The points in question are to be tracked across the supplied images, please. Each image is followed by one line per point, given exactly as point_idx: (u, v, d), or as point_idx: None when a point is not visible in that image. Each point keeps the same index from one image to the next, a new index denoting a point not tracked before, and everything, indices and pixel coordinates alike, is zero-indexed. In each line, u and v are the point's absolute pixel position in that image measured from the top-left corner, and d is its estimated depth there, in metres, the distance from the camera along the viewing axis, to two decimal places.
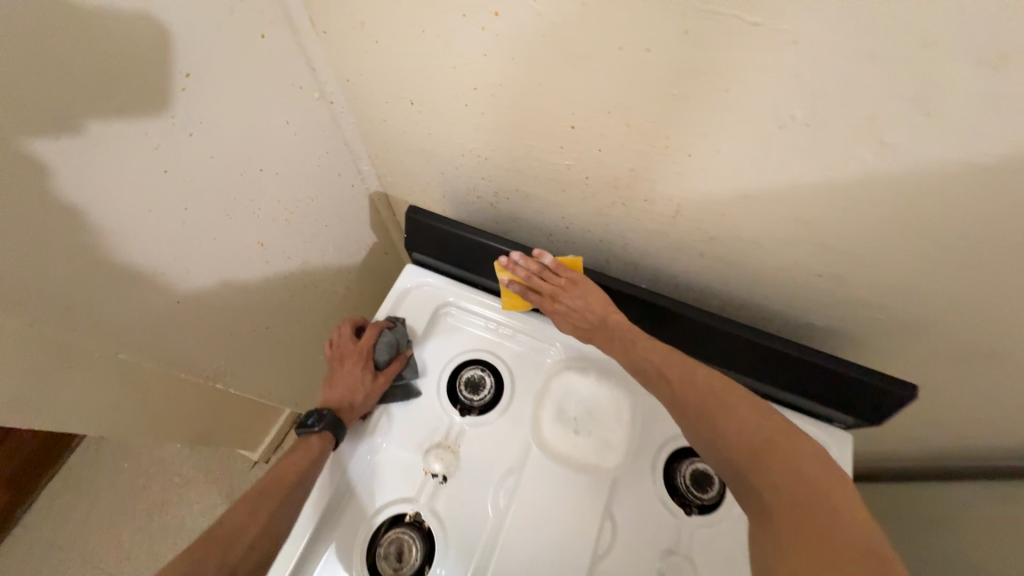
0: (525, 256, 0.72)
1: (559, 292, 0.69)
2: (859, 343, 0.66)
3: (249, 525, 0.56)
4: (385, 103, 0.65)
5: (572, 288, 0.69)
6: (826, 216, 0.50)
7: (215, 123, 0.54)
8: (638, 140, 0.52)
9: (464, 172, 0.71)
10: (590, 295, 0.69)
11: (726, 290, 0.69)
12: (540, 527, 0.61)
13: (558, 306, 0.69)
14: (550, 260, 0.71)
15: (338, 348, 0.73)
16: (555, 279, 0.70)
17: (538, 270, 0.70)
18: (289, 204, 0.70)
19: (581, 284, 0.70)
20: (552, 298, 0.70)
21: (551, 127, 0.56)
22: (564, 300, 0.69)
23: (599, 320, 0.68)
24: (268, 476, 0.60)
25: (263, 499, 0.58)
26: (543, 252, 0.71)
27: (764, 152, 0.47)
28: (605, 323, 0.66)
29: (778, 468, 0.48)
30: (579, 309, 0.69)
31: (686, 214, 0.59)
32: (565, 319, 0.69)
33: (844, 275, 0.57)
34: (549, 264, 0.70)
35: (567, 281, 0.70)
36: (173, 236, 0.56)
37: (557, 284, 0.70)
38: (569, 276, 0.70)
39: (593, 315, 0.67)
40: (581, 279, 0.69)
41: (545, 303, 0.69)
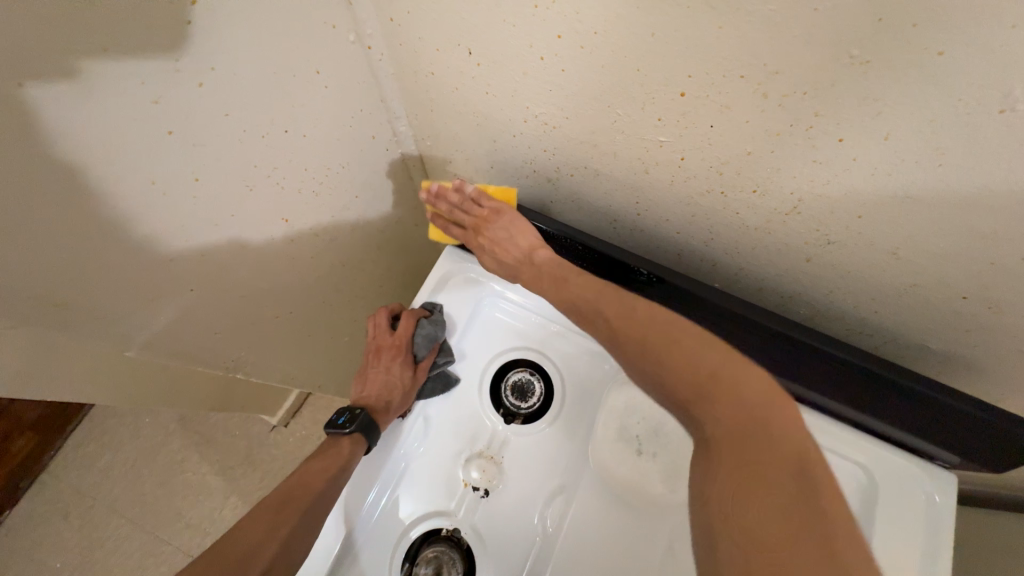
0: (443, 188, 0.66)
1: (482, 223, 0.64)
2: (983, 377, 0.56)
3: (268, 539, 0.51)
4: (436, 52, 0.53)
5: (496, 219, 0.63)
6: (1013, 231, 0.39)
7: (233, 71, 0.43)
8: (772, 117, 0.40)
9: (523, 142, 0.60)
10: (512, 224, 0.63)
11: (826, 301, 0.58)
12: (593, 553, 0.55)
13: (481, 239, 0.64)
14: (471, 189, 0.65)
15: (375, 339, 0.66)
16: (478, 210, 0.65)
17: (458, 201, 0.65)
18: (317, 173, 0.60)
19: (504, 213, 0.64)
20: (476, 231, 0.65)
21: (651, 93, 0.44)
22: (491, 233, 0.64)
23: (524, 253, 0.62)
24: (297, 476, 0.56)
25: (287, 509, 0.53)
26: (463, 182, 0.65)
27: (959, 144, 0.35)
28: (530, 259, 0.61)
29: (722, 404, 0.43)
30: (503, 241, 0.63)
31: (808, 213, 0.48)
32: (488, 253, 0.64)
33: (998, 301, 0.46)
34: (470, 194, 0.65)
35: (489, 211, 0.64)
36: (184, 214, 0.47)
37: (479, 214, 0.65)
38: (490, 204, 0.64)
39: (515, 248, 0.62)
40: (501, 209, 0.63)
41: (470, 235, 0.65)
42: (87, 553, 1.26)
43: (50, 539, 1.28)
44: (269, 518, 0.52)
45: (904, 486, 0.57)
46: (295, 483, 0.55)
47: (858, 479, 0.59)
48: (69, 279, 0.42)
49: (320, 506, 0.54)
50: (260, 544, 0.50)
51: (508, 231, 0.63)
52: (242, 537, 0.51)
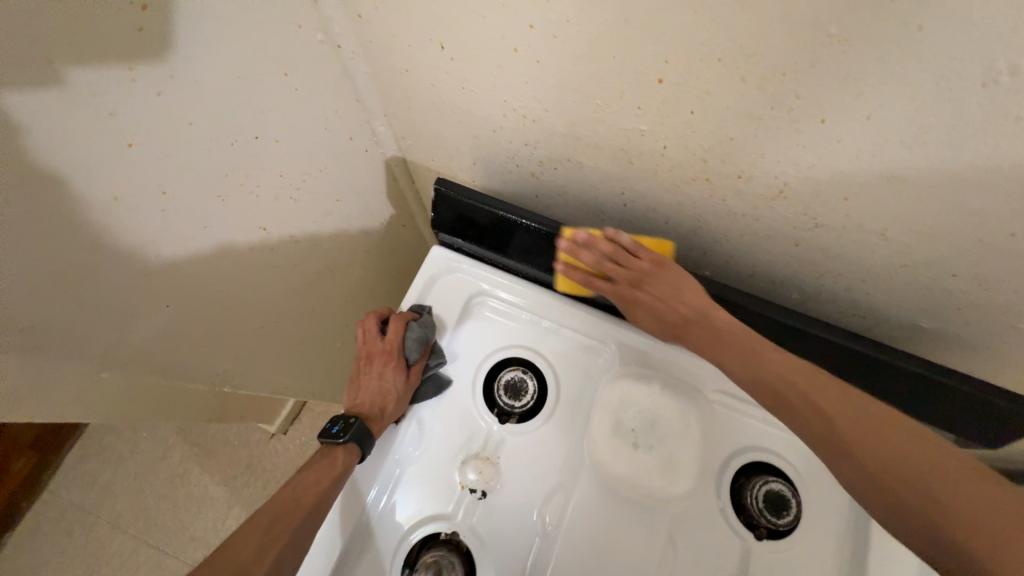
0: (594, 235, 0.61)
1: (642, 278, 0.59)
2: (974, 353, 0.56)
3: (259, 558, 0.48)
4: (408, 48, 0.51)
5: (659, 273, 0.59)
6: (1000, 207, 0.38)
7: (194, 79, 0.42)
8: (753, 100, 0.39)
9: (504, 137, 0.58)
10: (679, 281, 0.59)
11: (817, 284, 0.58)
12: (594, 547, 0.55)
13: (642, 294, 0.60)
14: (627, 239, 0.60)
15: (365, 346, 0.65)
16: (636, 263, 0.60)
17: (610, 251, 0.60)
18: (294, 178, 0.58)
19: (669, 268, 0.59)
20: (631, 284, 0.60)
21: (628, 81, 0.43)
22: (647, 288, 0.60)
23: (696, 312, 0.58)
24: (288, 491, 0.54)
25: (278, 526, 0.51)
26: (619, 231, 0.60)
27: (944, 120, 0.34)
28: (706, 318, 0.57)
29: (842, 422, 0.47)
30: (669, 297, 0.59)
31: (795, 197, 0.47)
32: (648, 309, 0.60)
33: (989, 277, 0.45)
34: (626, 245, 0.60)
35: (649, 264, 0.59)
36: (153, 228, 0.45)
37: (640, 268, 0.60)
38: (651, 257, 0.59)
39: (686, 307, 0.58)
40: (665, 262, 0.59)
41: (623, 290, 0.60)
42: (92, 569, 1.26)
43: (53, 558, 1.27)
44: (259, 535, 0.50)
45: None
46: (285, 498, 0.53)
47: None
48: (35, 303, 0.40)
49: (313, 520, 0.52)
50: (250, 564, 0.47)
51: (672, 288, 0.59)
52: (228, 556, 0.48)
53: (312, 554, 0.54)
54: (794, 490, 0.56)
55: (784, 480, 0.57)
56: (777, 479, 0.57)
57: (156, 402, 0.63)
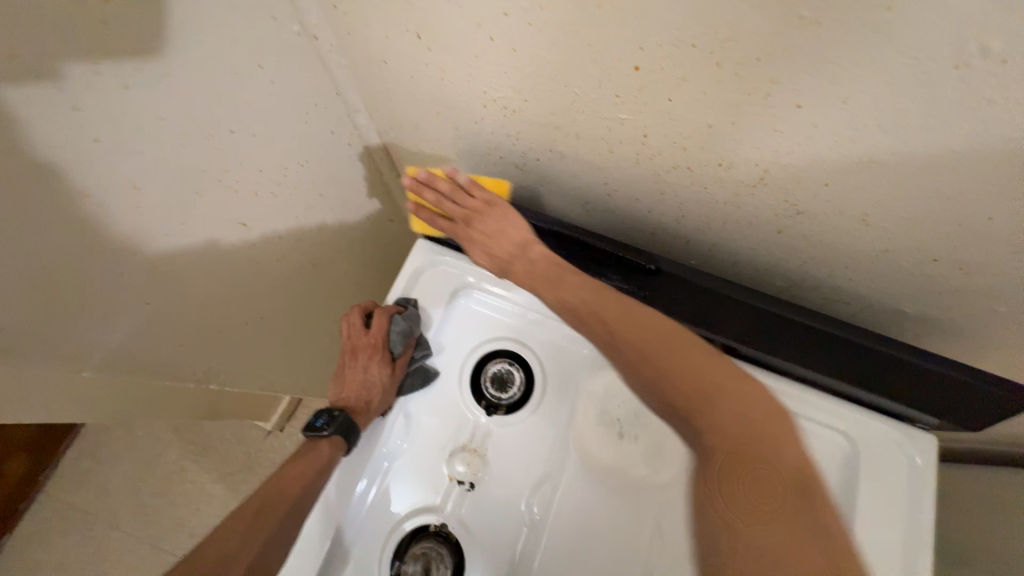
0: (432, 176, 0.64)
1: (472, 216, 0.62)
2: (956, 337, 0.56)
3: (239, 554, 0.50)
4: (385, 38, 0.51)
5: (485, 211, 0.62)
6: (976, 190, 0.38)
7: (163, 73, 0.41)
8: (729, 86, 0.39)
9: (485, 127, 0.58)
10: (504, 219, 0.62)
11: (801, 271, 0.58)
12: (582, 535, 0.56)
13: (472, 232, 0.63)
14: (463, 177, 0.62)
15: (350, 340, 0.64)
16: (468, 202, 0.63)
17: (448, 190, 0.63)
18: (274, 173, 0.58)
19: (496, 206, 0.62)
20: (466, 223, 0.63)
21: (605, 69, 0.42)
22: (476, 226, 0.62)
23: (517, 249, 0.61)
24: (271, 485, 0.55)
25: (259, 521, 0.52)
26: (455, 170, 0.62)
27: (918, 104, 0.34)
28: (522, 253, 0.60)
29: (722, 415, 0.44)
30: (494, 234, 0.62)
31: (774, 184, 0.47)
32: (478, 246, 0.62)
33: (968, 261, 0.46)
34: (462, 184, 0.62)
35: (480, 202, 0.62)
36: (126, 227, 0.45)
37: (471, 207, 0.63)
38: (483, 196, 0.62)
39: (503, 246, 0.61)
40: (495, 201, 0.62)
41: (455, 228, 0.63)
42: (91, 567, 1.26)
43: (51, 557, 1.28)
44: (241, 530, 0.51)
45: (887, 448, 0.58)
46: (268, 493, 0.54)
47: (845, 447, 0.59)
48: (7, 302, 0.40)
49: (296, 514, 0.53)
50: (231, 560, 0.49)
51: (499, 225, 0.62)
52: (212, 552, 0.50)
53: (296, 548, 0.54)
54: None
55: None
56: None
57: (143, 400, 0.63)
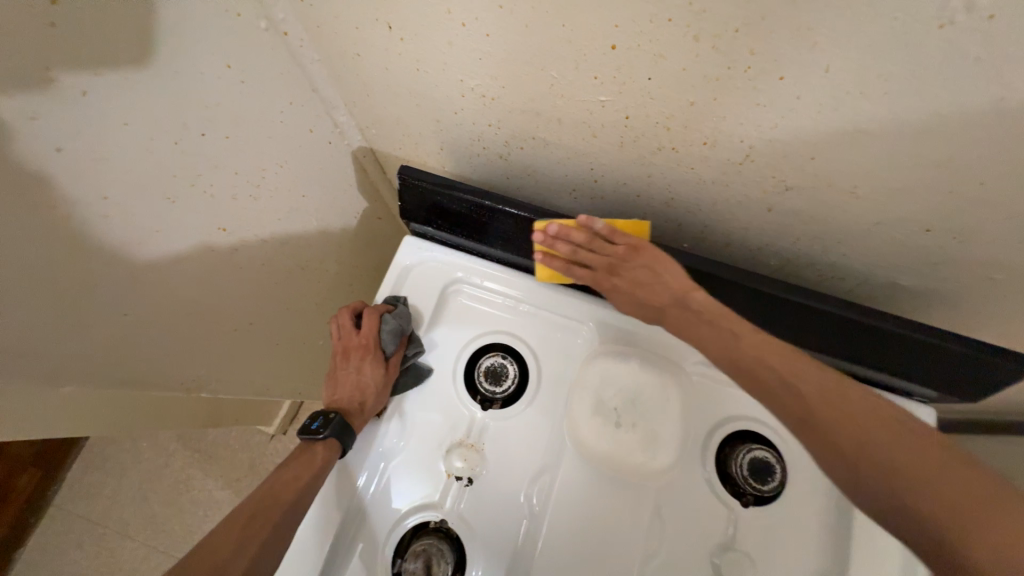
0: (566, 225, 0.57)
1: (617, 265, 0.57)
2: (953, 307, 0.55)
3: (237, 558, 0.47)
4: (356, 30, 0.49)
5: (633, 260, 0.56)
6: (965, 154, 0.37)
7: (125, 77, 0.40)
8: (707, 61, 0.37)
9: (466, 119, 0.57)
10: (656, 264, 0.55)
11: (795, 250, 0.57)
12: (584, 525, 0.56)
13: (617, 281, 0.58)
14: (601, 225, 0.56)
15: (342, 341, 0.63)
16: (612, 249, 0.57)
17: (585, 240, 0.57)
18: (252, 175, 0.57)
19: (646, 251, 0.56)
20: (609, 272, 0.58)
21: (580, 50, 0.41)
22: (625, 275, 0.57)
23: (671, 298, 0.55)
24: (264, 489, 0.53)
25: (255, 524, 0.50)
26: (591, 219, 0.56)
27: (901, 69, 0.33)
28: (684, 302, 0.53)
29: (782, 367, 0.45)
30: (645, 282, 0.56)
31: (761, 161, 0.45)
32: (627, 295, 0.58)
33: (962, 229, 0.45)
34: (601, 232, 0.56)
35: (626, 248, 0.56)
36: (97, 236, 0.44)
37: (615, 253, 0.57)
38: (627, 242, 0.56)
39: (663, 293, 0.55)
40: (639, 247, 0.56)
41: (599, 278, 0.58)
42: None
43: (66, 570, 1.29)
44: (237, 532, 0.49)
45: None
46: (261, 496, 0.52)
47: None
48: None
49: (292, 516, 0.52)
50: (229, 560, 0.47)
51: (652, 273, 0.56)
52: (207, 554, 0.47)
53: (294, 547, 0.54)
54: (778, 457, 0.57)
55: (770, 448, 0.58)
56: (762, 446, 0.58)
57: (135, 410, 0.63)
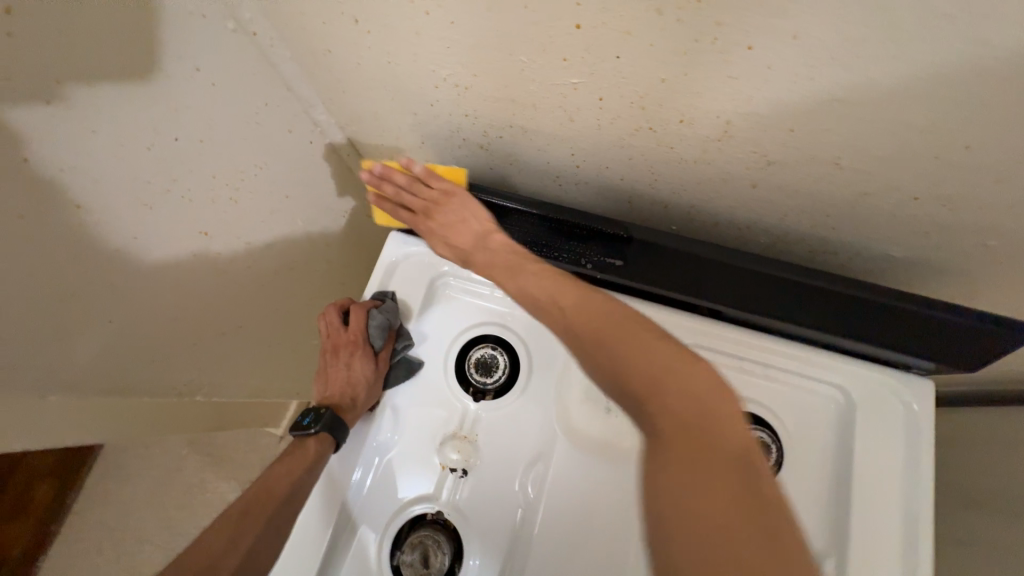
0: (388, 169, 0.62)
1: (432, 207, 0.62)
2: (948, 277, 0.54)
3: (230, 552, 0.50)
4: (323, 25, 0.48)
5: (445, 202, 0.62)
6: (947, 117, 0.36)
7: (86, 84, 0.40)
8: (675, 35, 0.36)
9: (442, 109, 0.56)
10: (465, 207, 0.61)
11: (783, 225, 0.56)
12: (579, 512, 0.55)
13: (432, 224, 0.62)
14: (420, 169, 0.62)
15: (332, 338, 0.64)
16: (427, 192, 0.62)
17: (406, 182, 0.62)
18: (230, 178, 0.57)
19: (455, 195, 0.62)
20: (426, 214, 0.62)
21: (546, 31, 0.40)
22: (435, 217, 0.62)
23: (473, 241, 0.60)
24: (258, 486, 0.55)
25: (247, 519, 0.52)
26: (410, 161, 0.61)
27: (872, 30, 0.32)
28: (485, 243, 0.59)
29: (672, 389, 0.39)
30: (457, 224, 0.62)
31: (740, 136, 0.44)
32: (439, 237, 0.62)
33: (951, 196, 0.43)
34: (419, 175, 0.62)
35: (439, 193, 0.62)
36: (71, 246, 0.45)
37: (431, 197, 0.62)
38: (441, 186, 0.62)
39: (462, 236, 0.60)
40: (453, 189, 0.61)
41: (419, 221, 0.62)
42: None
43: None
44: (230, 529, 0.52)
45: (883, 397, 0.57)
46: (254, 492, 0.55)
47: (839, 399, 0.58)
48: None
49: (285, 510, 0.54)
50: (222, 555, 0.50)
51: (461, 214, 0.61)
52: (206, 546, 0.50)
53: (291, 541, 0.55)
54: (775, 437, 0.58)
55: (767, 429, 0.58)
56: (757, 427, 0.58)
57: (134, 418, 0.64)
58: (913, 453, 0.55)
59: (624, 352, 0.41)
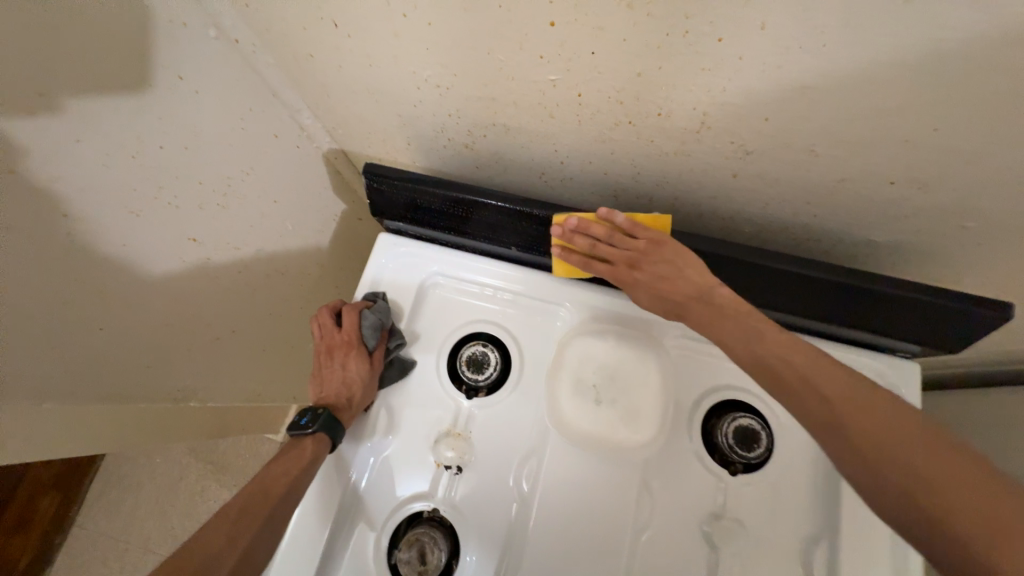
0: (584, 219, 0.57)
1: (641, 258, 0.55)
2: (928, 260, 0.55)
3: (230, 551, 0.47)
4: (305, 31, 0.49)
5: (657, 251, 0.54)
6: (913, 99, 0.37)
7: (71, 95, 0.41)
8: (646, 30, 0.37)
9: (425, 110, 0.57)
10: (678, 260, 0.54)
11: (765, 215, 0.57)
12: (574, 504, 0.56)
13: (638, 275, 0.56)
14: (624, 218, 0.55)
15: (325, 340, 0.64)
16: (633, 243, 0.55)
17: (606, 233, 0.56)
18: (217, 185, 0.58)
19: (666, 244, 0.54)
20: (630, 265, 0.56)
21: (521, 29, 0.41)
22: (646, 269, 0.55)
23: (689, 296, 0.53)
24: (253, 485, 0.53)
25: (246, 518, 0.50)
26: (613, 212, 0.54)
27: (833, 15, 0.32)
28: (704, 297, 0.52)
29: (820, 373, 0.42)
30: (669, 277, 0.54)
31: (716, 127, 0.45)
32: (647, 287, 0.55)
33: (925, 179, 0.44)
34: (624, 225, 0.55)
35: (647, 241, 0.55)
36: (58, 255, 0.45)
37: (635, 248, 0.55)
38: (649, 236, 0.55)
39: (683, 288, 0.53)
40: (664, 240, 0.54)
41: (617, 272, 0.57)
42: None
43: None
44: (226, 529, 0.49)
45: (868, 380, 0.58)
46: (250, 490, 0.53)
47: None
48: None
49: (282, 510, 0.53)
50: (222, 554, 0.47)
51: (673, 267, 0.54)
52: (201, 546, 0.46)
53: (288, 538, 0.56)
54: (763, 424, 0.57)
55: (754, 415, 0.58)
56: (746, 414, 0.58)
57: (129, 423, 0.64)
58: None
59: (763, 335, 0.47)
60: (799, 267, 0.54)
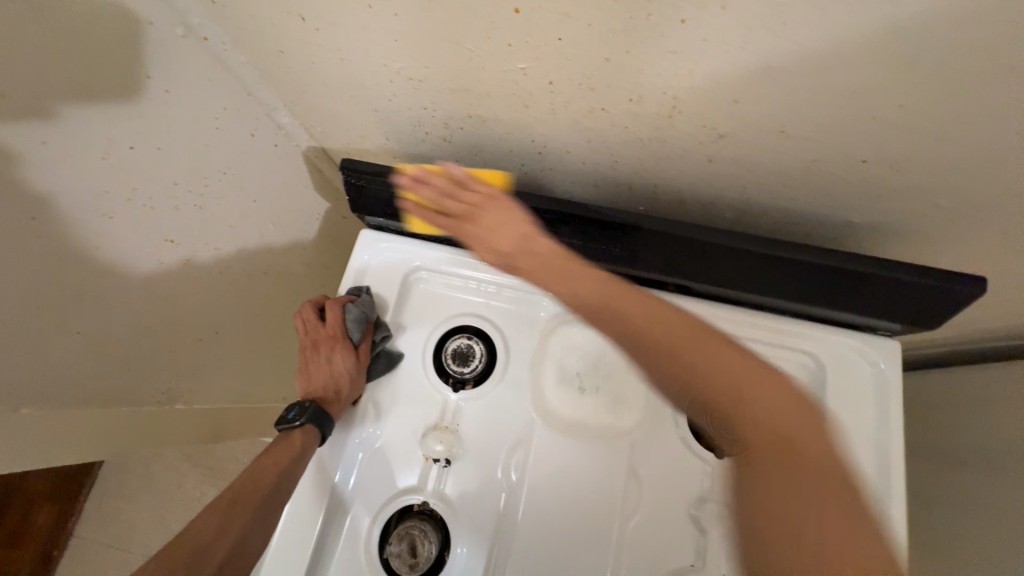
0: (429, 171, 0.54)
1: (476, 211, 0.52)
2: (907, 239, 0.55)
3: (219, 539, 0.51)
4: (274, 26, 0.49)
5: (488, 205, 0.51)
6: (879, 76, 0.37)
7: None
8: (610, 14, 0.37)
9: (401, 104, 0.56)
10: (507, 217, 0.51)
11: (745, 199, 0.57)
12: (563, 492, 0.56)
13: (472, 230, 0.52)
14: (460, 170, 0.53)
15: (310, 335, 0.64)
16: (468, 196, 0.52)
17: (443, 185, 0.53)
18: (194, 186, 0.59)
19: (501, 199, 0.52)
20: (466, 220, 0.52)
21: (488, 17, 0.40)
22: (478, 224, 0.51)
23: (500, 254, 0.50)
24: (244, 477, 0.55)
25: (237, 507, 0.53)
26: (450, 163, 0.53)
27: None
28: (516, 256, 0.49)
29: (758, 409, 0.36)
30: (496, 232, 0.51)
31: (688, 111, 0.45)
32: (482, 244, 0.52)
33: (897, 157, 0.44)
34: (459, 177, 0.53)
35: (482, 195, 0.52)
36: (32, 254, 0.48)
37: (473, 201, 0.52)
38: (484, 189, 0.52)
39: (510, 241, 0.50)
40: (497, 194, 0.52)
41: (460, 228, 0.52)
42: None
43: None
44: (217, 517, 0.52)
45: (851, 360, 0.59)
46: (242, 483, 0.55)
47: (811, 368, 0.59)
48: None
49: (272, 501, 0.54)
50: (212, 540, 0.51)
51: (507, 223, 0.51)
52: (192, 534, 0.51)
53: (279, 534, 0.56)
54: None
55: None
56: None
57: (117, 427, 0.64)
58: (881, 416, 0.56)
59: (701, 356, 0.38)
60: (778, 249, 0.54)
